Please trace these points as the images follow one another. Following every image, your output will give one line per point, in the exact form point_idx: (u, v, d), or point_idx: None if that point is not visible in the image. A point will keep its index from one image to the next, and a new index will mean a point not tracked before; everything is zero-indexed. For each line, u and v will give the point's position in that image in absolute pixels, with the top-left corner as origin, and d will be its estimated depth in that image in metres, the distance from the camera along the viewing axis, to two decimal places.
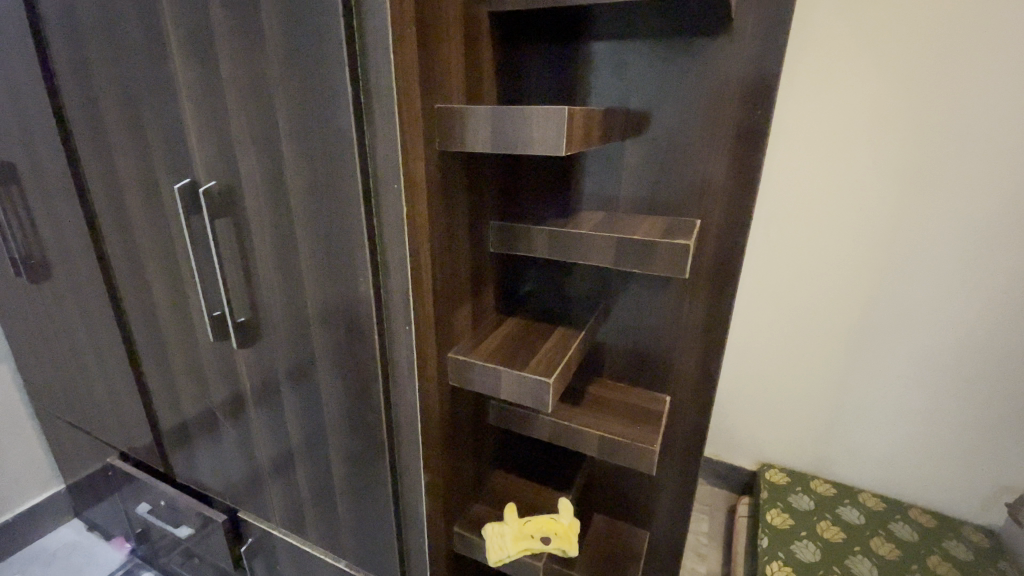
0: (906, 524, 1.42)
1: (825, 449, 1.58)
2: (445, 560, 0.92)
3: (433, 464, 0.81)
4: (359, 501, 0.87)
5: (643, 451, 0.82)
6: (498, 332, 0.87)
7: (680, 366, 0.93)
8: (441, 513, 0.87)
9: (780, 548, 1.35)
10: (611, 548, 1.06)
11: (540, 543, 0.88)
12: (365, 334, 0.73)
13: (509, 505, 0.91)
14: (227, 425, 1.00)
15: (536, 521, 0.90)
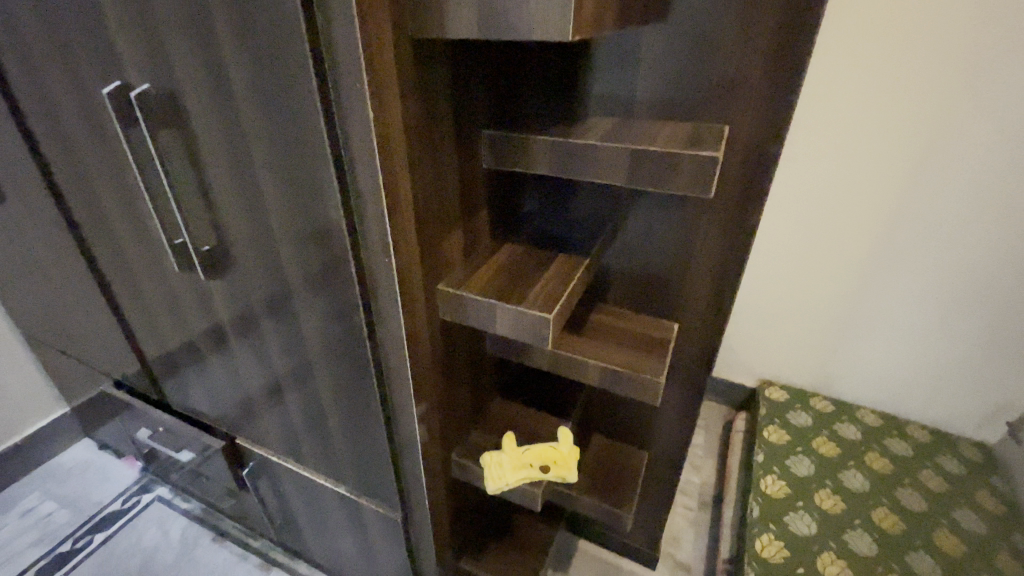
0: (901, 439, 1.44)
1: (828, 370, 1.56)
2: (444, 486, 0.91)
3: (425, 398, 0.77)
4: (354, 431, 0.85)
5: (649, 385, 0.77)
6: (493, 259, 0.78)
7: (692, 292, 0.85)
8: (437, 444, 0.85)
9: (776, 462, 1.37)
10: (610, 471, 1.06)
11: (539, 471, 0.85)
12: (343, 263, 0.65)
13: (509, 434, 0.89)
14: (212, 356, 0.95)
15: (536, 450, 0.88)
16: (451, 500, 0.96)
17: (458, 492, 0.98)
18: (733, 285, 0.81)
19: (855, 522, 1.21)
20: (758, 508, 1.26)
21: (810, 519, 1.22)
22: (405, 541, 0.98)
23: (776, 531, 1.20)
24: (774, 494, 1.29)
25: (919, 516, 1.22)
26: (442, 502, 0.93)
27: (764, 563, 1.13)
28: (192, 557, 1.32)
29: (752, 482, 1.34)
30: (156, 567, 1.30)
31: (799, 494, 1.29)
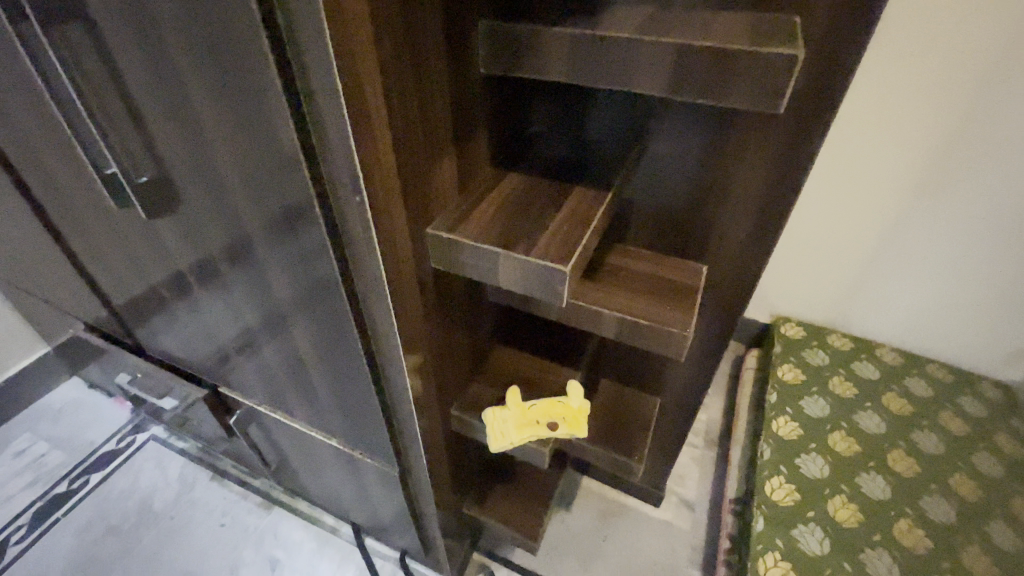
0: (921, 379, 1.38)
1: (869, 313, 1.46)
2: (441, 440, 0.84)
3: (415, 351, 0.67)
4: (342, 388, 0.76)
5: (674, 337, 0.67)
6: (495, 192, 0.65)
7: (728, 232, 0.73)
8: (432, 398, 0.76)
9: (789, 403, 1.32)
10: (619, 418, 0.97)
11: (546, 428, 0.77)
12: (307, 198, 0.52)
13: (513, 388, 0.81)
14: (177, 302, 0.84)
15: (543, 405, 0.79)
16: (450, 452, 0.90)
17: (458, 443, 0.92)
18: (779, 225, 0.68)
19: (868, 466, 1.18)
20: (769, 450, 1.22)
21: (822, 462, 1.18)
22: (403, 492, 0.93)
23: (787, 473, 1.16)
24: (786, 436, 1.24)
25: (934, 460, 1.19)
26: (440, 455, 0.87)
27: (773, 507, 1.10)
28: (191, 496, 1.31)
29: (763, 423, 1.29)
30: (156, 506, 1.29)
31: (813, 436, 1.24)
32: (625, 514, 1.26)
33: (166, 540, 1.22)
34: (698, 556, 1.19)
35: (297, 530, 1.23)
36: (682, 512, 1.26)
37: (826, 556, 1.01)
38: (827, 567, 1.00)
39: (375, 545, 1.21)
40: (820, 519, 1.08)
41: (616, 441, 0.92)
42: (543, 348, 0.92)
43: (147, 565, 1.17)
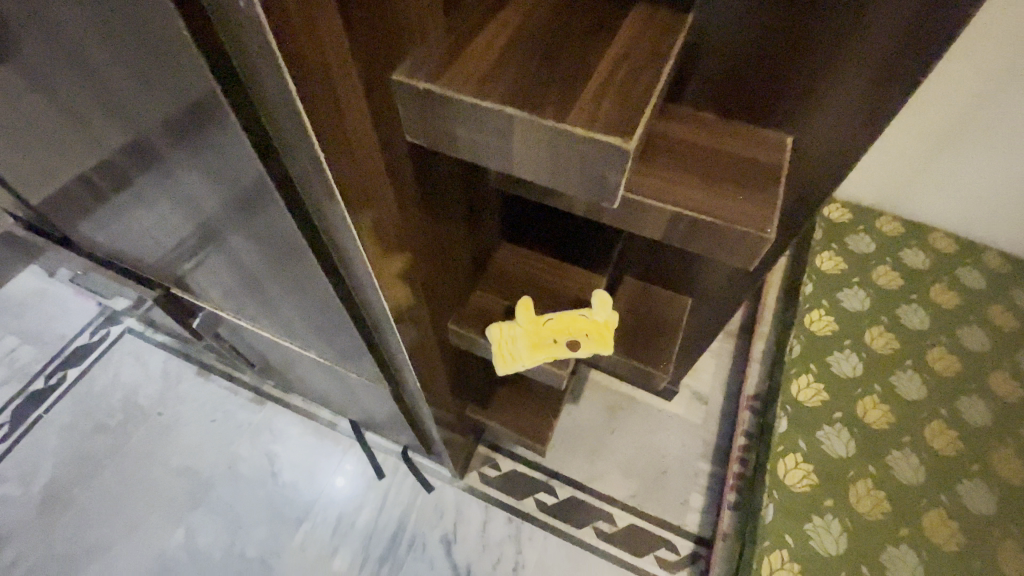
0: (976, 269, 1.22)
1: (987, 203, 1.21)
2: (434, 355, 0.71)
3: (387, 263, 0.50)
4: (307, 303, 0.60)
5: (741, 246, 0.49)
6: (506, 14, 0.40)
7: (844, 83, 0.50)
8: (418, 315, 0.61)
9: (825, 297, 1.19)
10: (641, 322, 0.81)
11: (565, 349, 0.63)
12: (160, 32, 0.28)
13: (525, 299, 0.65)
14: (72, 196, 0.62)
15: (561, 320, 0.64)
16: (446, 364, 0.76)
17: (455, 353, 0.78)
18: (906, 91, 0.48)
19: (905, 364, 1.09)
20: (798, 347, 1.11)
21: (856, 361, 1.09)
22: (395, 403, 0.82)
23: (817, 373, 1.07)
24: (818, 333, 1.13)
25: (978, 357, 1.09)
26: (434, 370, 0.73)
27: (798, 408, 1.02)
28: (177, 392, 1.24)
29: (794, 317, 1.17)
30: (142, 403, 1.22)
31: (848, 332, 1.13)
32: (635, 409, 1.19)
33: (158, 436, 1.17)
34: (709, 449, 1.14)
35: (291, 425, 1.18)
36: (695, 406, 1.19)
37: (850, 458, 0.96)
38: (851, 469, 0.95)
39: (374, 439, 1.15)
40: (848, 420, 1.01)
41: (639, 352, 0.77)
42: (558, 244, 0.73)
43: (140, 461, 1.14)
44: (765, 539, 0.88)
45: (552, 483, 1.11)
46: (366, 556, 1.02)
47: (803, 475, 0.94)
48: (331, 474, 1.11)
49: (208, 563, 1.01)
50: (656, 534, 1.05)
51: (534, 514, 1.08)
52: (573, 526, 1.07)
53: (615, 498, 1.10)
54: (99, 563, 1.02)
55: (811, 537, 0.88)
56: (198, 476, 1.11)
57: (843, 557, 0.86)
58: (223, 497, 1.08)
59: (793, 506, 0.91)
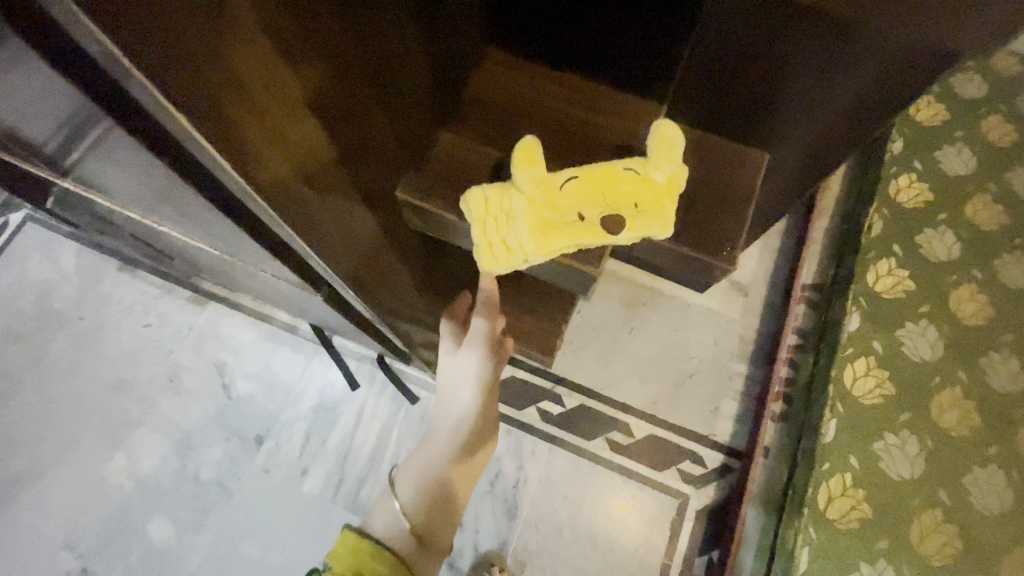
0: None
1: None
2: (371, 234, 0.48)
3: (222, 99, 0.27)
4: (128, 155, 0.32)
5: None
6: None
7: None
8: (322, 189, 0.38)
9: (917, 157, 0.90)
10: (705, 177, 0.50)
11: (598, 233, 0.42)
12: None
13: (528, 144, 0.42)
14: None
15: (587, 184, 0.43)
16: (388, 246, 0.52)
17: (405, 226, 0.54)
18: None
19: (1016, 244, 0.84)
20: (879, 225, 0.85)
21: (953, 241, 0.84)
22: (345, 311, 0.59)
23: (901, 257, 0.83)
24: (907, 206, 0.87)
25: None
26: (371, 252, 0.50)
27: (874, 302, 0.80)
28: (99, 292, 1.00)
29: (874, 185, 0.90)
30: (57, 306, 1.00)
31: (944, 204, 0.86)
32: (661, 303, 0.97)
33: (82, 346, 0.97)
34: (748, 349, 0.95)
35: (243, 329, 0.96)
36: (733, 298, 0.97)
37: (936, 363, 0.76)
38: (934, 377, 0.75)
39: (343, 344, 0.94)
40: (937, 316, 0.79)
41: (700, 231, 0.48)
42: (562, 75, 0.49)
43: (64, 374, 0.95)
44: (823, 462, 0.72)
45: (558, 390, 0.94)
46: (341, 477, 0.88)
47: (876, 385, 0.75)
48: (294, 386, 0.93)
49: (159, 488, 0.87)
50: (680, 446, 0.90)
51: (536, 425, 0.92)
52: (582, 438, 0.91)
53: (633, 406, 0.92)
54: (32, 490, 0.88)
55: (880, 458, 0.71)
56: (135, 392, 0.93)
57: (918, 483, 0.70)
58: (168, 414, 0.92)
59: (860, 423, 0.73)
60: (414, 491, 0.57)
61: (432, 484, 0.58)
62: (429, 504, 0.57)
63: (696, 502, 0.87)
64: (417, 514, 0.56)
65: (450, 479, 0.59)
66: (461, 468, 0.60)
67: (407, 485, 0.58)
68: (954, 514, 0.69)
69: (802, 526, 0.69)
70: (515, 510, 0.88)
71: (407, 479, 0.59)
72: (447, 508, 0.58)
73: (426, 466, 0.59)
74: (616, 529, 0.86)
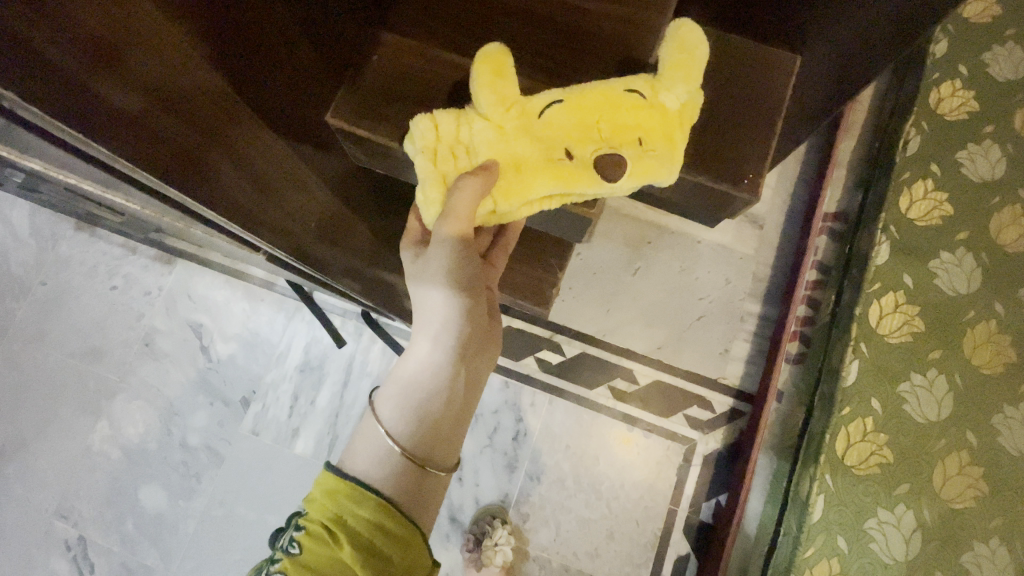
0: None
1: None
2: (300, 167, 0.42)
3: (30, 32, 0.21)
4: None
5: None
6: None
7: None
8: (233, 137, 0.34)
9: (963, 59, 0.78)
10: (723, 83, 0.41)
11: (591, 178, 0.34)
12: None
13: (494, 53, 0.34)
14: None
15: (576, 110, 0.34)
16: (318, 180, 0.45)
17: (329, 153, 0.45)
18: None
19: None
20: (916, 141, 0.75)
21: (1000, 156, 0.73)
22: (306, 267, 0.51)
23: (939, 178, 0.73)
24: (949, 118, 0.76)
25: None
26: (293, 182, 0.42)
27: (905, 231, 0.72)
28: (57, 254, 0.93)
29: (912, 96, 0.78)
30: (15, 271, 0.93)
31: (992, 114, 0.75)
32: (666, 241, 0.89)
33: (47, 312, 0.91)
34: (761, 287, 0.87)
35: (215, 288, 0.89)
36: (746, 232, 0.89)
37: (972, 297, 0.69)
38: (968, 312, 0.68)
39: (324, 298, 0.88)
40: (976, 244, 0.71)
41: (712, 152, 0.39)
42: None
43: (32, 343, 0.89)
44: (843, 406, 0.67)
45: (558, 339, 0.88)
46: (333, 437, 0.84)
47: (904, 322, 0.68)
48: (276, 346, 0.88)
49: (145, 455, 0.85)
50: (687, 391, 0.85)
51: (535, 376, 0.87)
52: (584, 387, 0.87)
53: (638, 352, 0.87)
54: (19, 462, 0.86)
55: (905, 401, 0.66)
56: (109, 359, 0.88)
57: (944, 426, 0.65)
58: (146, 380, 0.87)
59: (885, 364, 0.67)
60: (398, 409, 0.39)
61: (428, 395, 0.40)
62: (427, 423, 0.39)
63: (703, 447, 0.83)
64: (411, 440, 0.39)
65: (451, 386, 0.40)
66: (468, 369, 0.41)
67: (392, 404, 0.40)
68: (981, 456, 0.64)
69: (818, 473, 0.65)
70: (515, 462, 0.85)
71: (390, 395, 0.40)
72: (453, 426, 0.41)
73: (415, 374, 0.40)
74: (620, 477, 0.84)
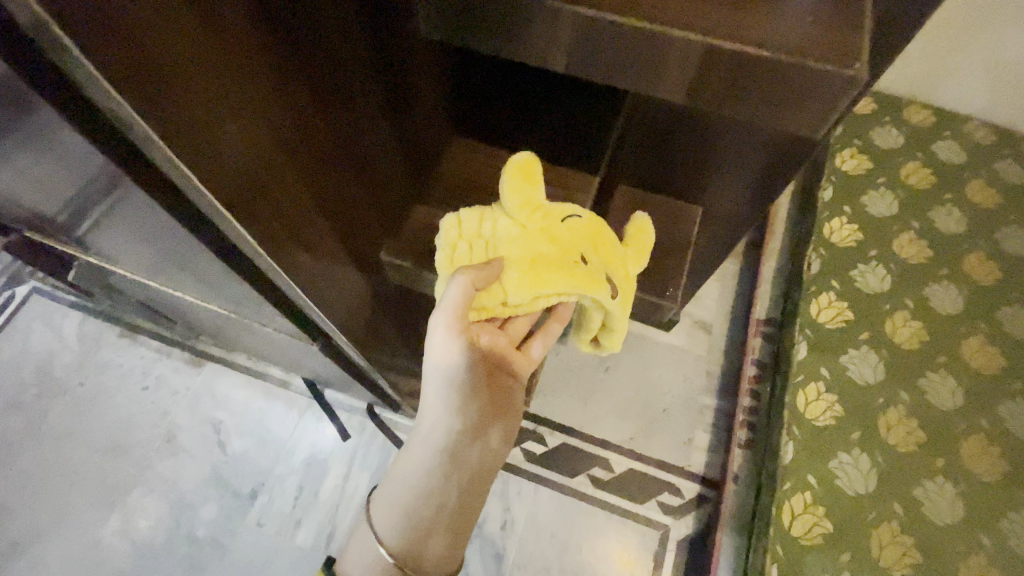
0: (1017, 161, 1.04)
1: None
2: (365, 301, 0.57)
3: (248, 171, 0.33)
4: (177, 250, 0.42)
5: (813, 108, 0.34)
6: None
7: None
8: (329, 253, 0.46)
9: (847, 201, 1.01)
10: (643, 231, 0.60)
11: (590, 281, 0.47)
12: None
13: (520, 168, 0.49)
14: None
15: (584, 226, 0.50)
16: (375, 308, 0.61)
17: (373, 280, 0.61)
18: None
19: (940, 275, 0.93)
20: (818, 263, 0.95)
21: (884, 273, 0.93)
22: (338, 358, 0.65)
23: (839, 290, 0.92)
24: (841, 244, 0.97)
25: (1023, 261, 0.94)
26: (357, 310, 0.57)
27: (818, 332, 0.89)
28: (99, 357, 1.05)
29: (812, 228, 1.00)
30: (59, 373, 1.04)
31: (874, 242, 0.97)
32: (632, 343, 1.04)
33: (81, 411, 1.00)
34: (715, 383, 1.01)
35: (237, 388, 1.01)
36: (698, 336, 1.05)
37: (880, 385, 0.84)
38: (879, 397, 0.83)
39: (335, 397, 1.00)
40: (877, 342, 0.87)
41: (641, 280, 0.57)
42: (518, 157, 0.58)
43: (61, 440, 0.98)
44: (785, 481, 0.77)
45: (541, 431, 0.99)
46: (332, 528, 0.91)
47: (827, 408, 0.82)
48: (286, 441, 0.97)
49: (152, 549, 0.89)
50: (658, 478, 0.94)
51: (521, 466, 0.96)
52: (566, 476, 0.95)
53: (612, 442, 0.97)
54: (27, 557, 0.89)
55: (837, 476, 0.77)
56: (131, 454, 0.96)
57: (873, 498, 0.75)
58: (162, 474, 0.94)
59: (816, 443, 0.79)
60: (391, 523, 0.53)
61: (419, 508, 0.52)
62: (414, 533, 0.53)
63: (677, 532, 0.91)
64: (399, 549, 0.53)
65: (441, 496, 0.52)
66: (456, 482, 0.52)
67: (387, 515, 0.53)
68: (909, 526, 0.74)
69: (770, 544, 0.74)
70: (503, 551, 0.91)
71: (388, 509, 0.53)
72: (441, 532, 0.53)
73: (410, 488, 0.52)
74: (601, 565, 0.89)
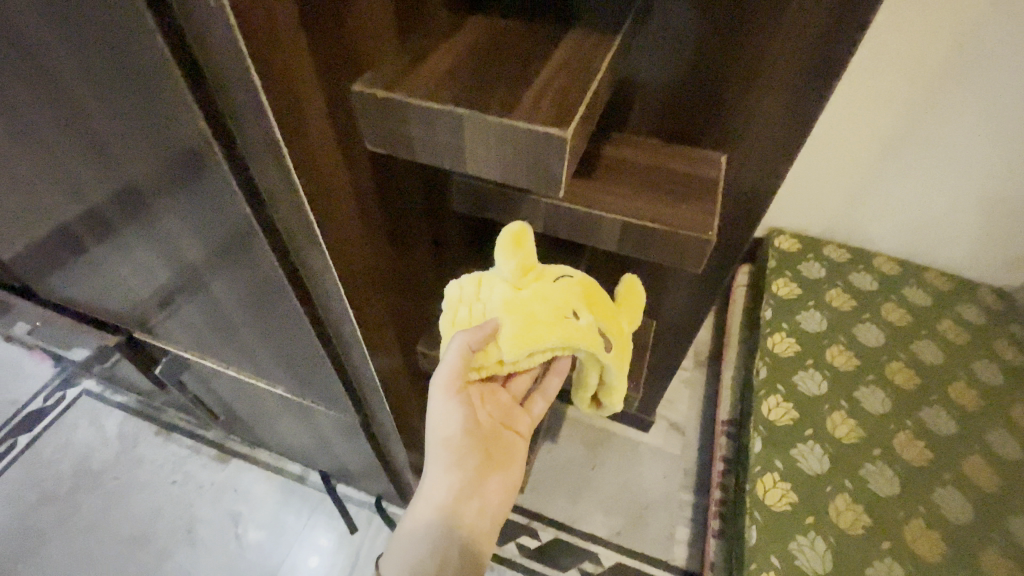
0: (919, 287, 1.28)
1: (946, 236, 1.28)
2: (406, 392, 0.75)
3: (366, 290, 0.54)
4: (280, 342, 0.60)
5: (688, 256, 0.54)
6: (449, 61, 0.44)
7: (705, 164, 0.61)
8: (393, 347, 0.65)
9: (785, 319, 1.22)
10: None
11: (576, 340, 0.55)
12: (189, 118, 0.35)
13: (517, 233, 0.55)
14: (52, 249, 0.61)
15: (571, 288, 0.57)
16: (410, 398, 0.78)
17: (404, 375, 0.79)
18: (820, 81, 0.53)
19: (867, 380, 1.11)
20: (765, 370, 1.13)
21: (820, 378, 1.11)
22: (367, 438, 0.80)
23: (785, 393, 1.09)
24: (783, 355, 1.16)
25: (934, 368, 1.13)
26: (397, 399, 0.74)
27: (770, 429, 1.04)
28: (135, 454, 1.16)
29: (758, 342, 1.20)
30: (96, 469, 1.14)
31: (809, 353, 1.16)
32: (614, 443, 1.18)
33: (112, 505, 1.09)
34: (690, 479, 1.13)
35: (258, 482, 1.11)
36: (672, 437, 1.19)
37: (826, 474, 0.97)
38: (827, 485, 0.95)
39: (346, 491, 1.10)
40: (820, 437, 1.02)
41: None
42: None
43: (90, 532, 1.05)
44: (751, 563, 0.87)
45: (534, 525, 1.07)
46: None
47: (783, 494, 0.94)
48: (299, 533, 1.05)
49: None
50: (643, 571, 1.02)
51: (516, 559, 1.03)
52: (558, 569, 1.02)
53: (600, 536, 1.06)
54: None
55: (797, 557, 0.87)
56: (154, 546, 1.04)
57: None
58: (181, 565, 1.02)
59: (776, 527, 0.90)
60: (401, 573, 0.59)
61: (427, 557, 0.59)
62: None
63: None
64: None
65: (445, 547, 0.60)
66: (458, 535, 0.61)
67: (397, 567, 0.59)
68: None
69: None
70: None
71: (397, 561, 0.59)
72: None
73: (419, 540, 0.60)
74: None
